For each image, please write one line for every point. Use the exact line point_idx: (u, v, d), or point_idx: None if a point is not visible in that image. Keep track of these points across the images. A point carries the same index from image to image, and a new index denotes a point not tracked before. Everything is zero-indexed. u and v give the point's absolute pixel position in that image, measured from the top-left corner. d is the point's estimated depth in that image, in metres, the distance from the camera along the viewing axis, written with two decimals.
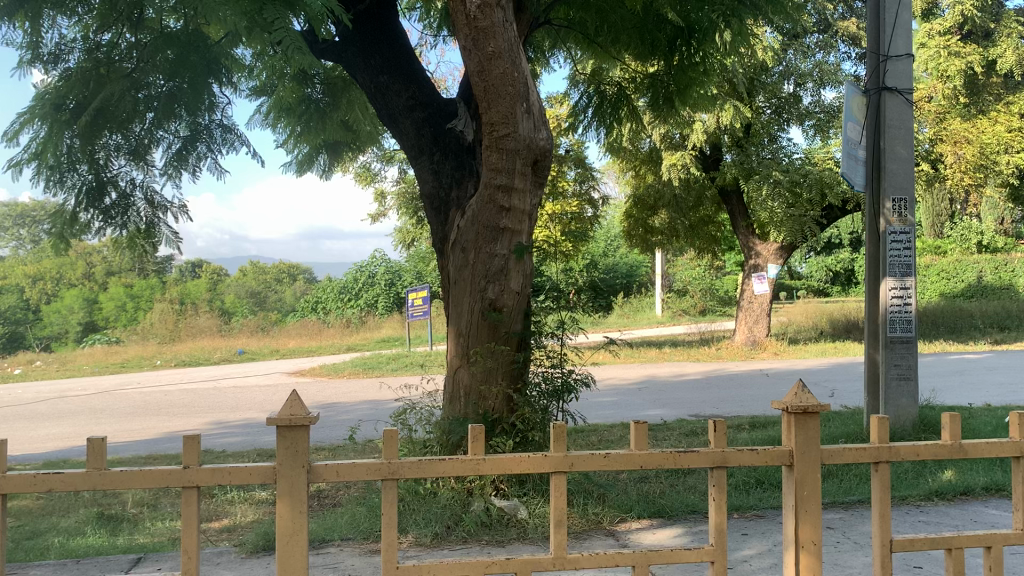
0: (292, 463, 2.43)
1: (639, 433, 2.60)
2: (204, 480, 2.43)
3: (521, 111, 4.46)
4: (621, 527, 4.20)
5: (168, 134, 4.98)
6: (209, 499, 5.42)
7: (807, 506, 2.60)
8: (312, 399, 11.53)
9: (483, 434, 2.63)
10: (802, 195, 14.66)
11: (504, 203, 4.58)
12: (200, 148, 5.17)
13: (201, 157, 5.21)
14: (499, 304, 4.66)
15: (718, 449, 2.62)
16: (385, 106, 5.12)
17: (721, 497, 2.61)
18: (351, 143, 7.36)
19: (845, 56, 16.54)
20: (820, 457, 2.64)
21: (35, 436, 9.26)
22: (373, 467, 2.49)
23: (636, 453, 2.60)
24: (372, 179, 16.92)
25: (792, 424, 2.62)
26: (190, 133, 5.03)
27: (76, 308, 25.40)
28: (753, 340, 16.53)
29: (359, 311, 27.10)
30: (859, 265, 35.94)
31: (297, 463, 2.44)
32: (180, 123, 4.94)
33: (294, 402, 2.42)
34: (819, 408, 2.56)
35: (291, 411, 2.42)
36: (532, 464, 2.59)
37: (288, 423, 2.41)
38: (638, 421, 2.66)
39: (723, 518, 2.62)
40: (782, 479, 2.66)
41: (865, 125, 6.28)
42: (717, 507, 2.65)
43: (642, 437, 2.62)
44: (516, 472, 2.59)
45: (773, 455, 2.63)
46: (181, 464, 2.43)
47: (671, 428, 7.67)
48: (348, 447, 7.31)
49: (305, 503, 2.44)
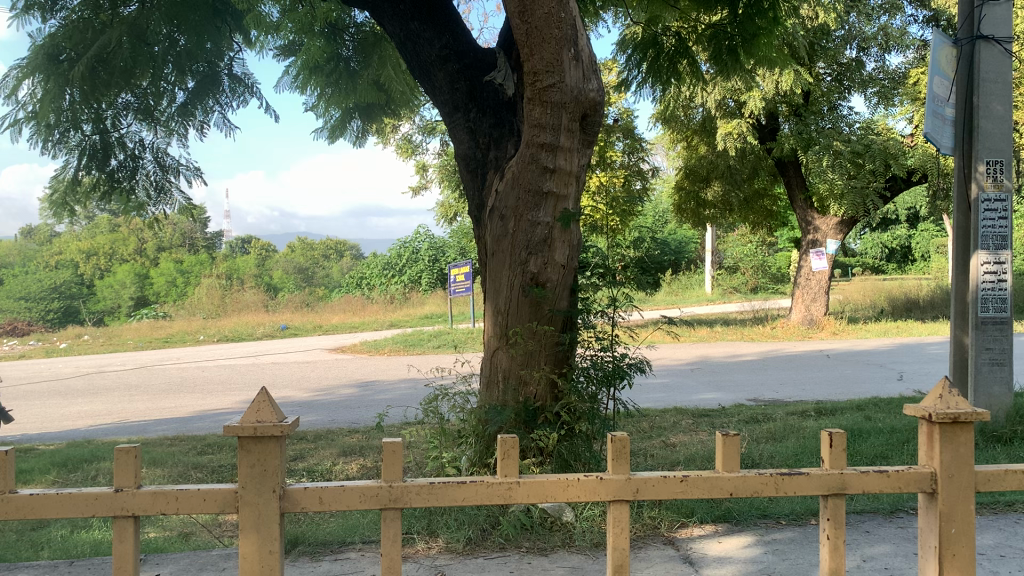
0: (259, 489, 2.20)
1: (726, 455, 2.29)
2: (146, 506, 2.19)
3: (568, 58, 3.94)
4: (681, 534, 3.67)
5: (174, 87, 4.56)
6: None
7: (956, 545, 2.28)
8: (351, 377, 11.18)
9: (517, 449, 2.32)
10: (865, 166, 13.82)
11: (548, 163, 4.05)
12: (208, 103, 4.71)
13: (209, 112, 4.75)
14: (541, 278, 4.14)
15: (835, 471, 2.30)
16: (416, 57, 4.60)
17: (838, 533, 2.31)
18: (386, 107, 6.78)
19: (912, 19, 15.51)
20: (973, 483, 2.29)
21: (67, 413, 9.03)
22: (366, 492, 2.23)
23: (722, 478, 2.30)
24: (414, 152, 16.45)
25: (938, 437, 2.28)
26: (198, 85, 4.58)
27: (128, 282, 25.56)
28: (811, 319, 15.74)
29: (402, 287, 26.81)
30: (916, 242, 34.58)
31: (266, 489, 2.20)
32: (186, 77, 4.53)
33: (263, 410, 2.18)
34: (973, 418, 2.22)
35: (257, 418, 2.20)
36: (583, 489, 2.29)
37: (253, 434, 2.18)
38: (726, 436, 2.35)
39: (840, 560, 2.31)
40: (922, 509, 2.33)
41: (955, 81, 5.61)
42: (834, 545, 2.33)
43: (730, 457, 2.31)
44: (561, 499, 2.29)
45: (910, 482, 2.29)
46: (114, 487, 2.20)
47: (729, 414, 7.11)
48: (382, 432, 6.90)
49: (273, 539, 2.21)
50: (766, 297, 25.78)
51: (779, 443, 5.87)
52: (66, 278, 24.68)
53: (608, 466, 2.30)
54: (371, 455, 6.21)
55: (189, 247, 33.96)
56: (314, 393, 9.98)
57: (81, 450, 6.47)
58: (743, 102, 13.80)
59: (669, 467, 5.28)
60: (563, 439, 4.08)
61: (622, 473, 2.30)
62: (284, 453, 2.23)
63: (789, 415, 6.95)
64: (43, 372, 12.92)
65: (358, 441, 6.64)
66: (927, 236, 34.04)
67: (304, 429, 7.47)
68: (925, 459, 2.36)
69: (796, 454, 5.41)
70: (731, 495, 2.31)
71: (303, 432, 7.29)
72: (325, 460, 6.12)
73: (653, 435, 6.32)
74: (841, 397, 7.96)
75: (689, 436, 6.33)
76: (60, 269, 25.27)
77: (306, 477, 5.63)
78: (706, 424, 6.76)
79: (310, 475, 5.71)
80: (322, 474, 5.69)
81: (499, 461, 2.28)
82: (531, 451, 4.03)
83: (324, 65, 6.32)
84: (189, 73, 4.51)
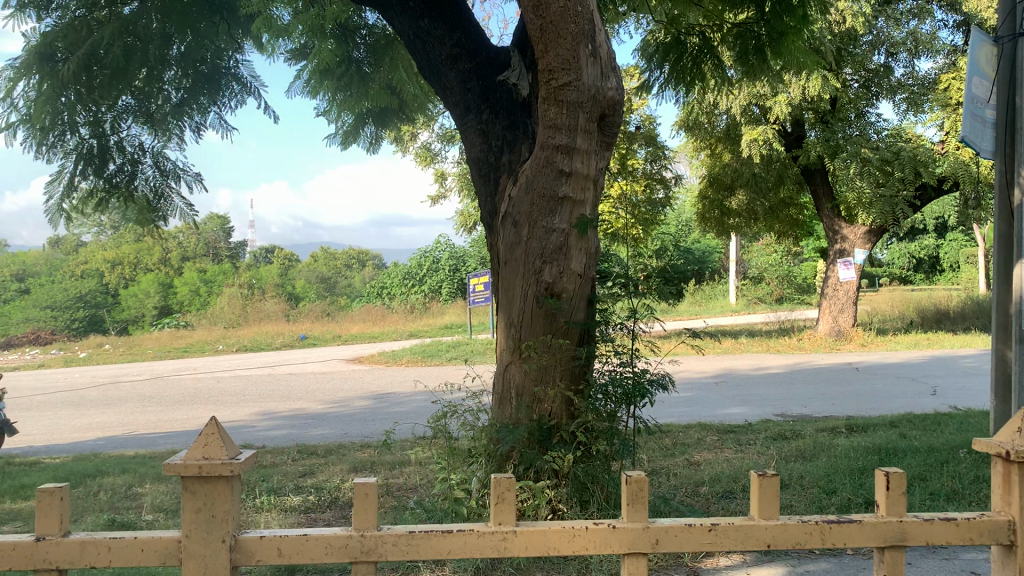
0: (205, 536, 2.00)
1: (762, 500, 2.08)
2: (75, 556, 2.00)
3: (585, 54, 3.73)
4: (706, 565, 3.40)
5: (171, 86, 4.41)
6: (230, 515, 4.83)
7: None
8: (367, 388, 10.99)
9: (514, 491, 2.09)
10: (894, 174, 13.46)
11: (564, 166, 3.84)
12: (205, 102, 4.55)
13: (206, 112, 4.59)
14: (556, 288, 3.90)
15: (895, 517, 2.11)
16: (426, 56, 4.39)
17: None
18: (400, 111, 6.58)
19: (942, 23, 15.10)
20: None
21: (79, 424, 8.89)
22: (334, 543, 2.03)
23: (757, 525, 2.08)
24: (433, 160, 16.30)
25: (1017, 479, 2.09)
26: (193, 85, 4.43)
27: (152, 292, 25.57)
28: (839, 330, 15.35)
29: (422, 297, 26.64)
30: (945, 252, 33.95)
31: (213, 536, 2.01)
32: (180, 74, 4.38)
33: (210, 442, 2.00)
34: None
35: (204, 454, 2.01)
36: (594, 539, 2.06)
37: (198, 474, 1.99)
38: (764, 477, 2.13)
39: None
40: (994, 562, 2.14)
41: (996, 81, 5.35)
42: None
43: (767, 502, 2.10)
44: (567, 551, 2.07)
45: (982, 532, 2.11)
46: (38, 533, 2.01)
47: (755, 431, 6.84)
48: (395, 447, 6.69)
49: None
50: (792, 308, 25.34)
51: (808, 462, 5.60)
52: (91, 287, 24.72)
53: (624, 511, 2.07)
54: (382, 470, 6.01)
55: (211, 255, 34.01)
56: (329, 404, 9.80)
57: (86, 464, 6.32)
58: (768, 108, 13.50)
59: (692, 488, 5.02)
60: (579, 461, 3.81)
61: (639, 521, 2.08)
62: (236, 494, 2.04)
63: (817, 431, 6.66)
64: (59, 381, 12.82)
65: (370, 457, 6.43)
66: (956, 246, 33.42)
67: (316, 444, 7.27)
68: (997, 505, 2.18)
69: (827, 474, 5.13)
70: (769, 546, 2.10)
71: (315, 446, 7.11)
72: (334, 477, 5.92)
73: (676, 453, 6.05)
74: (872, 413, 7.65)
75: (713, 454, 6.06)
76: (85, 278, 25.34)
77: (314, 495, 5.43)
78: (731, 440, 6.49)
79: (318, 491, 5.51)
80: (330, 491, 5.49)
81: (493, 506, 2.05)
82: (545, 472, 3.76)
83: (335, 68, 6.11)
84: (187, 71, 4.37)
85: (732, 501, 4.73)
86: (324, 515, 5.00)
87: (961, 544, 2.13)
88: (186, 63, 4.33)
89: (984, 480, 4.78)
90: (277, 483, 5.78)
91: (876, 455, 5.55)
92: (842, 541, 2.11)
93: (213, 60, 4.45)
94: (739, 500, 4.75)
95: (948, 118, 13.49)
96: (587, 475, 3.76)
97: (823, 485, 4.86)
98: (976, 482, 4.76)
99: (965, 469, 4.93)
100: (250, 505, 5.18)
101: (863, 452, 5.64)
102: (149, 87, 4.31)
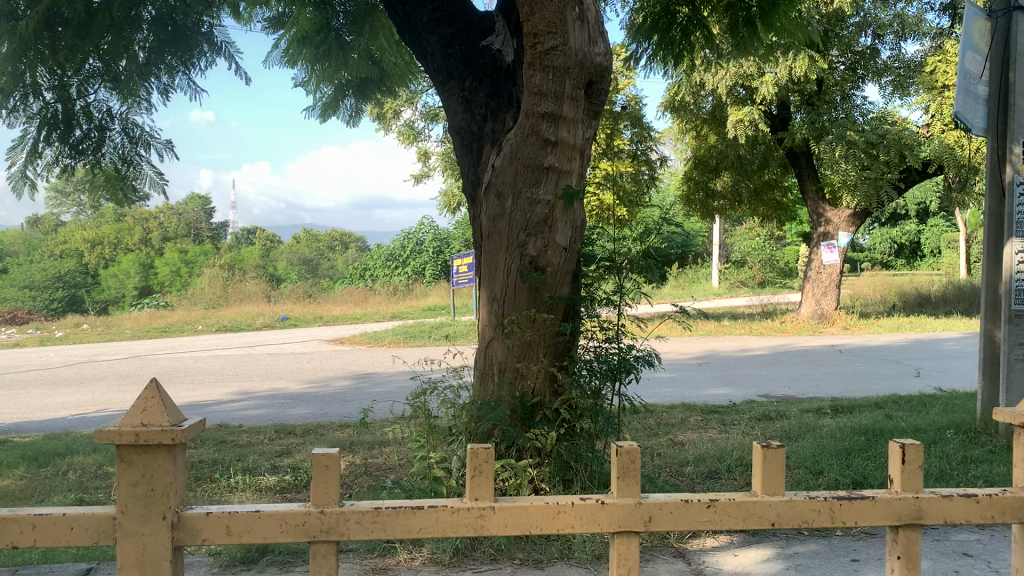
0: (144, 512, 1.86)
1: (767, 473, 1.97)
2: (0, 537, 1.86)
3: (572, 18, 3.61)
4: (692, 545, 3.31)
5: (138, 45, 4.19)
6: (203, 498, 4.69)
7: None
8: (347, 368, 10.85)
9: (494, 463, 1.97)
10: (879, 157, 13.37)
11: (549, 135, 3.71)
12: (173, 62, 4.34)
13: (175, 73, 4.38)
14: (540, 262, 3.78)
15: (912, 496, 2.00)
16: (406, 20, 4.22)
17: (910, 566, 2.02)
18: (381, 83, 6.43)
19: (929, 5, 14.99)
20: None
21: (52, 403, 8.70)
22: (289, 521, 1.90)
23: (761, 501, 1.97)
24: (416, 139, 16.09)
25: None
26: (161, 44, 4.21)
27: (132, 272, 25.23)
28: (821, 314, 15.32)
29: (405, 279, 26.44)
30: (926, 238, 34.12)
31: (154, 513, 1.86)
32: (148, 33, 4.17)
33: (149, 408, 1.86)
34: None
35: (143, 420, 1.86)
36: (582, 519, 1.96)
37: (135, 443, 1.85)
38: (770, 448, 2.00)
39: None
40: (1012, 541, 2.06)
41: (989, 56, 5.24)
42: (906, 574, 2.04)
43: (771, 477, 1.98)
44: (551, 529, 1.96)
45: (1004, 511, 2.02)
46: None
47: (740, 411, 6.76)
48: (373, 427, 6.56)
49: (166, 568, 1.87)
50: (775, 291, 25.35)
51: (794, 443, 5.51)
52: (70, 267, 24.35)
53: (613, 489, 1.95)
54: (360, 450, 5.89)
55: (192, 235, 33.71)
56: (308, 384, 9.66)
57: (57, 442, 6.17)
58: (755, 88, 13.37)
59: (677, 468, 4.92)
60: (563, 438, 3.69)
61: (630, 498, 1.96)
62: (178, 465, 1.90)
63: (803, 412, 6.58)
64: (34, 360, 12.59)
65: (348, 437, 6.30)
66: (937, 231, 33.57)
67: (294, 423, 7.13)
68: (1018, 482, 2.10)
69: (813, 454, 5.05)
70: (772, 525, 1.99)
71: (293, 425, 6.97)
72: (312, 456, 5.79)
73: (660, 433, 5.95)
74: (856, 394, 7.60)
75: (698, 434, 5.97)
76: (64, 258, 24.98)
77: (289, 474, 5.30)
78: (716, 421, 6.41)
79: (294, 471, 5.38)
80: (307, 471, 5.37)
81: (469, 481, 1.92)
82: (527, 450, 3.64)
83: (313, 36, 5.87)
84: (152, 28, 4.17)
85: (717, 481, 4.65)
86: (300, 495, 4.88)
87: (981, 524, 2.04)
88: (161, 24, 4.16)
89: (972, 461, 4.70)
90: (253, 462, 5.65)
91: (862, 435, 5.47)
92: (853, 519, 2.01)
93: (181, 18, 4.24)
94: (724, 480, 4.66)
95: (935, 101, 13.43)
96: (571, 452, 3.65)
97: (810, 466, 4.77)
98: (964, 462, 4.69)
99: (952, 450, 4.86)
100: (224, 484, 5.05)
101: (849, 433, 5.57)
102: (114, 49, 4.12)
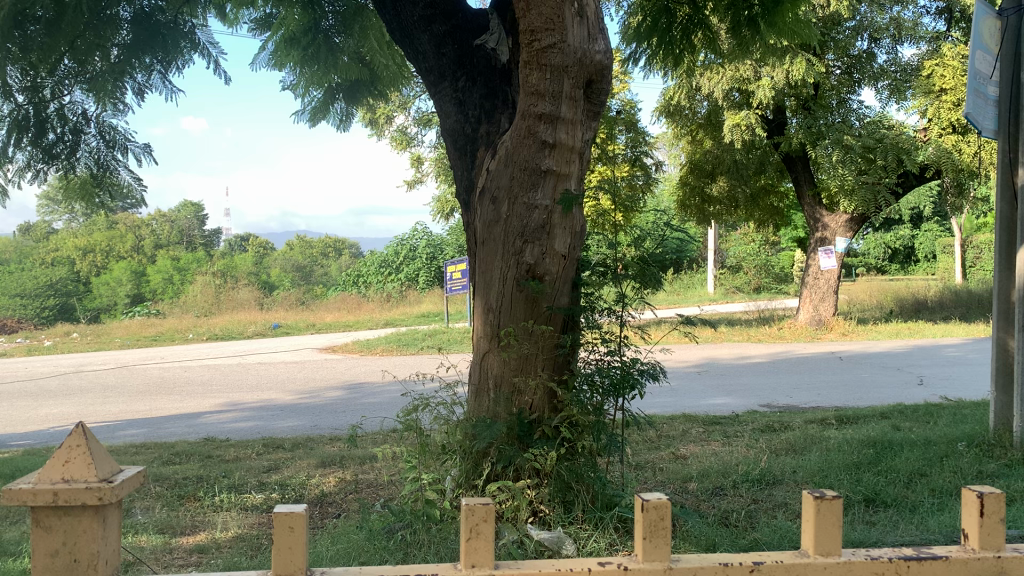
0: None
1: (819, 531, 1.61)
2: None
3: (571, 14, 3.43)
4: None
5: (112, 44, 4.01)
6: (185, 520, 4.47)
7: None
8: (340, 378, 10.62)
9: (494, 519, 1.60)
10: (876, 161, 13.22)
11: (547, 137, 3.52)
12: (149, 61, 4.18)
13: (151, 72, 4.24)
14: (538, 271, 3.59)
15: (993, 554, 1.63)
16: (396, 18, 4.04)
17: None
18: (372, 85, 6.24)
19: (925, 9, 14.88)
20: None
21: (35, 416, 8.47)
22: None
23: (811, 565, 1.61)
24: (410, 144, 15.90)
25: None
26: (137, 42, 4.06)
27: (124, 280, 24.94)
28: (819, 320, 15.06)
29: (398, 285, 26.23)
30: (919, 242, 34.07)
31: None
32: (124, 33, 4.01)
33: (73, 459, 1.57)
34: None
35: (65, 474, 1.57)
36: None
37: (54, 503, 1.55)
38: (826, 499, 1.64)
39: None
40: None
41: (999, 56, 5.07)
42: None
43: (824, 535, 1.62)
44: None
45: None
46: None
47: (743, 422, 6.57)
48: (365, 441, 6.35)
49: None
50: (771, 297, 25.21)
51: (800, 456, 5.31)
52: (61, 275, 24.07)
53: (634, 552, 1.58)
54: (351, 466, 5.68)
55: (185, 242, 33.49)
56: (299, 395, 9.43)
57: (37, 459, 5.93)
58: (752, 92, 13.21)
59: (681, 484, 4.71)
60: (563, 458, 3.49)
61: (656, 563, 1.59)
62: (108, 528, 1.62)
63: (807, 423, 6.39)
64: (19, 371, 12.32)
65: (339, 452, 6.10)
66: (931, 236, 33.58)
67: (284, 437, 6.92)
68: None
69: (821, 469, 4.85)
70: None
71: (281, 439, 6.75)
72: (301, 473, 5.57)
73: (662, 446, 5.75)
74: (860, 404, 7.42)
75: (700, 447, 5.77)
76: (55, 265, 24.71)
77: (277, 492, 5.08)
78: (718, 433, 6.20)
79: (282, 489, 5.16)
80: (295, 489, 5.14)
81: (461, 545, 1.55)
82: (525, 471, 3.43)
83: (300, 37, 5.66)
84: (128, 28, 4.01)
85: (722, 498, 4.44)
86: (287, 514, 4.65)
87: None
88: (139, 24, 4.04)
89: (987, 476, 4.51)
90: (239, 479, 5.42)
91: (872, 448, 5.27)
92: None
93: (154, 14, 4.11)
94: (730, 497, 4.45)
95: (932, 105, 13.34)
96: (570, 472, 3.44)
97: (819, 481, 4.57)
98: (979, 478, 4.50)
99: (967, 465, 4.66)
100: (208, 503, 4.82)
101: (856, 445, 5.37)
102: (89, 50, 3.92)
